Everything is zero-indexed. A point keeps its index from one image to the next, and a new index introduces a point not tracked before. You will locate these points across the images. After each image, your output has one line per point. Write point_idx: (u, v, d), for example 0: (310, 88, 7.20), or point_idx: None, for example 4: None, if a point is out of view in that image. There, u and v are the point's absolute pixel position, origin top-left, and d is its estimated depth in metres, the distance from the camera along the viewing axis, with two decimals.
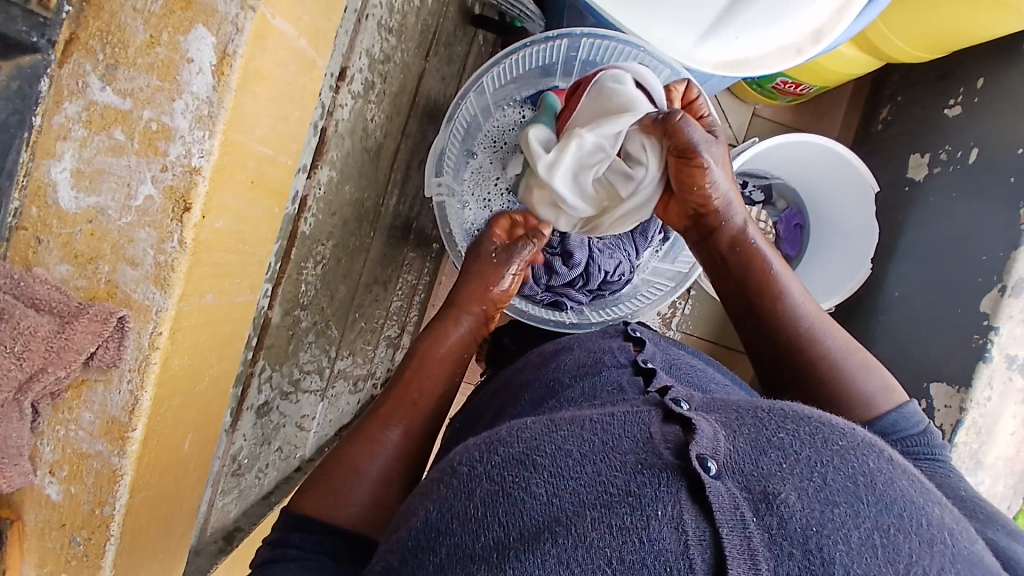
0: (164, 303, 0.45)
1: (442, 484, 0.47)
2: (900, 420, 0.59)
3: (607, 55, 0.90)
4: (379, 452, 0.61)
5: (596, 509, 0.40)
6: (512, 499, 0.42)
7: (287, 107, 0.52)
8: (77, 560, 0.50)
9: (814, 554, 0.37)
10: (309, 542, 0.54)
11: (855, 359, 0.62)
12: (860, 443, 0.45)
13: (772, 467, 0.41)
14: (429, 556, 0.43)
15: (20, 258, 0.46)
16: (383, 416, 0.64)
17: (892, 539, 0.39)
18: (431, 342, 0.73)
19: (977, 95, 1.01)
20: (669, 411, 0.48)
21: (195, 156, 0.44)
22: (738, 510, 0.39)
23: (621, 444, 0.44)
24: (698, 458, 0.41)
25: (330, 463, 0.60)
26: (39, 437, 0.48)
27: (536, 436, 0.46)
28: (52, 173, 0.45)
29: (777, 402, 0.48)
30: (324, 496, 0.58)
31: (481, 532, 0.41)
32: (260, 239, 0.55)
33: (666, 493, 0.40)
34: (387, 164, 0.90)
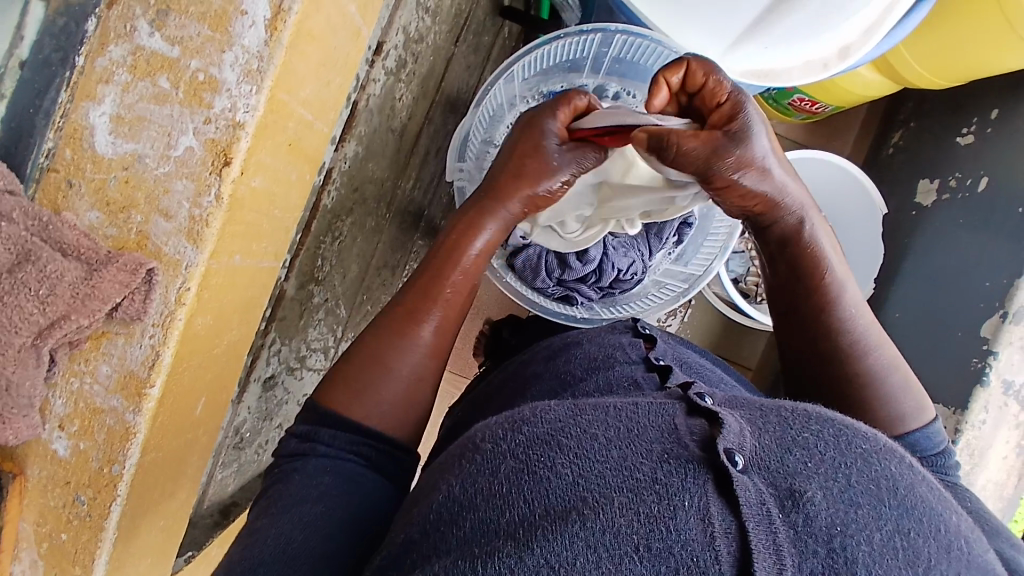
0: (195, 258, 0.44)
1: (465, 460, 0.46)
2: (924, 439, 0.58)
3: (637, 53, 0.90)
4: (410, 350, 0.60)
5: (621, 494, 0.39)
6: (536, 478, 0.41)
7: (329, 73, 0.51)
8: (80, 519, 0.48)
9: (838, 554, 0.36)
10: (340, 442, 0.55)
11: (897, 379, 0.60)
12: (882, 446, 0.44)
13: (797, 466, 0.41)
14: (450, 530, 0.41)
15: (48, 202, 0.45)
16: (413, 309, 0.61)
17: (913, 543, 0.38)
18: (464, 231, 0.65)
19: (991, 125, 1.02)
20: (693, 404, 0.47)
21: (240, 110, 0.43)
22: (765, 506, 0.38)
23: (646, 433, 0.43)
24: (725, 452, 0.40)
25: (358, 358, 0.59)
26: (52, 389, 0.46)
27: (561, 419, 0.45)
28: (90, 117, 0.44)
29: (798, 403, 0.48)
30: (351, 392, 0.57)
31: (505, 509, 0.40)
32: (290, 204, 0.54)
33: (693, 484, 0.39)
34: (409, 146, 0.89)
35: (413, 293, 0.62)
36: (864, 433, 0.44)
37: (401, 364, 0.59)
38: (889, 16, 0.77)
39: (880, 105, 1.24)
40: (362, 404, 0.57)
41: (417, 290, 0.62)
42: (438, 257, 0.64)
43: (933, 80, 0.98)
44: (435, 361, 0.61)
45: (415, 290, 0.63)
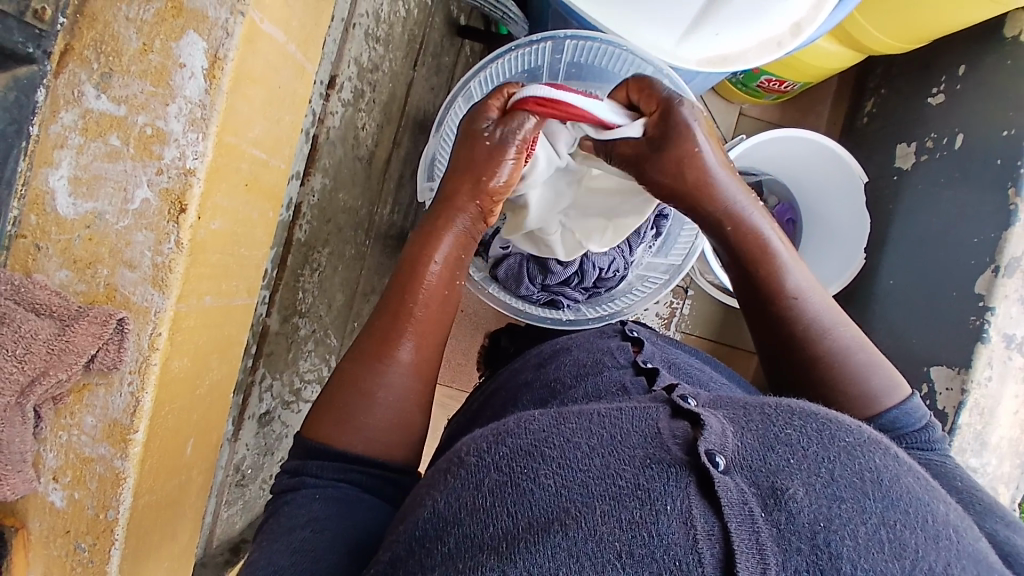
0: (163, 303, 0.46)
1: (450, 476, 0.46)
2: (903, 417, 0.59)
3: (591, 55, 0.91)
4: (391, 372, 0.61)
5: (604, 503, 0.39)
6: (521, 489, 0.41)
7: (278, 111, 0.53)
8: (83, 567, 0.49)
9: (822, 550, 0.37)
10: (329, 472, 0.57)
11: (864, 356, 0.61)
12: (867, 438, 0.44)
13: (780, 463, 0.41)
14: (436, 547, 0.42)
15: (20, 266, 0.47)
16: (389, 334, 0.62)
17: (899, 534, 0.38)
18: (427, 245, 0.67)
19: (959, 82, 1.02)
20: (677, 407, 0.47)
21: (189, 158, 0.45)
22: (747, 505, 0.38)
23: (629, 439, 0.44)
24: (706, 454, 0.41)
25: (339, 387, 0.60)
26: (41, 444, 0.48)
27: (546, 429, 0.45)
28: (50, 181, 0.46)
29: (783, 400, 0.48)
30: (336, 421, 0.58)
31: (489, 522, 0.41)
32: (255, 241, 0.56)
33: (675, 488, 0.40)
34: (380, 172, 0.91)
35: (386, 317, 0.63)
36: (848, 427, 0.44)
37: (381, 389, 0.60)
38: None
39: (849, 76, 1.25)
40: (347, 432, 0.58)
41: (389, 314, 0.63)
42: (406, 278, 0.65)
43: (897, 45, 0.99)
44: (417, 381, 0.62)
45: (386, 316, 0.63)
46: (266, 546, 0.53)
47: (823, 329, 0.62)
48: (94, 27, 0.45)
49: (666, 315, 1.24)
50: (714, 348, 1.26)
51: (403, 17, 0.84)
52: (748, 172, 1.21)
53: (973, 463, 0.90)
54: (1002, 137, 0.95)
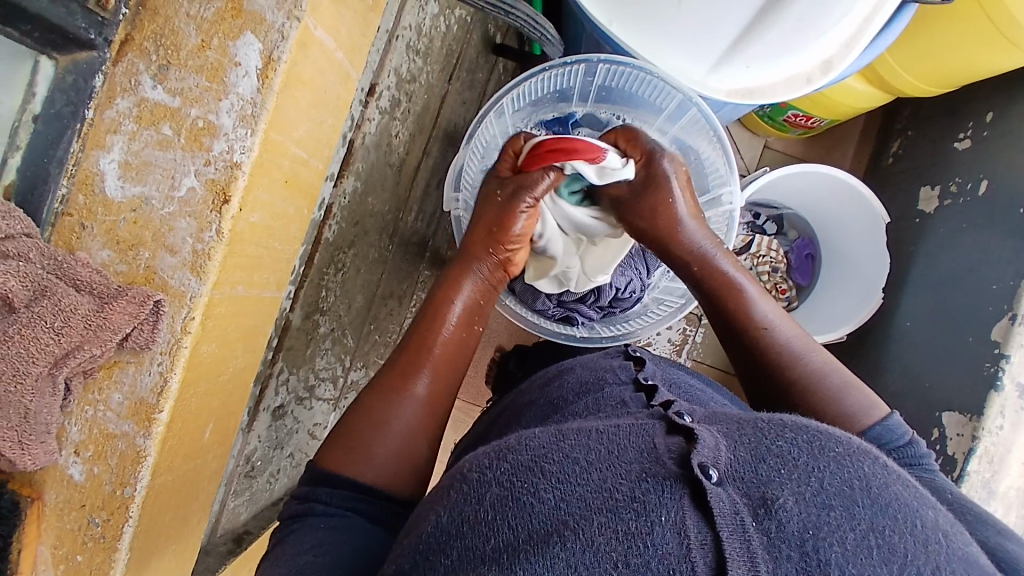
0: (198, 289, 0.48)
1: (453, 490, 0.46)
2: (886, 433, 0.59)
3: (622, 80, 0.93)
4: (404, 404, 0.63)
5: (601, 513, 0.40)
6: (520, 503, 0.42)
7: (321, 114, 0.56)
8: (95, 541, 0.50)
9: (812, 557, 0.37)
10: (336, 500, 0.57)
11: (836, 379, 0.63)
12: (855, 448, 0.44)
13: (770, 474, 0.41)
14: (439, 560, 0.42)
15: (63, 243, 0.49)
16: (406, 366, 0.66)
17: (888, 539, 0.38)
18: (446, 291, 0.72)
19: (987, 128, 1.02)
20: (672, 422, 0.47)
21: (236, 152, 0.47)
22: (739, 515, 0.39)
23: (626, 452, 0.44)
24: (700, 466, 0.41)
25: (352, 418, 0.62)
26: (67, 417, 0.50)
27: (545, 445, 0.46)
28: (100, 164, 0.48)
29: (776, 413, 0.48)
30: (346, 453, 0.59)
31: (490, 535, 0.41)
32: (289, 236, 0.58)
33: (669, 500, 0.40)
34: (408, 179, 0.93)
35: (405, 351, 0.67)
36: (837, 437, 0.45)
37: (393, 419, 0.62)
38: (869, 25, 0.79)
39: (877, 115, 1.26)
40: (355, 463, 0.59)
41: (408, 349, 0.67)
42: (425, 318, 0.70)
43: (923, 88, 0.99)
44: (427, 415, 0.64)
45: (407, 351, 0.67)
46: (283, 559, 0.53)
47: (792, 357, 0.65)
48: (155, 21, 0.48)
49: (678, 342, 1.24)
50: (725, 378, 1.26)
51: (442, 32, 0.86)
52: (767, 206, 1.24)
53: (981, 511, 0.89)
54: None
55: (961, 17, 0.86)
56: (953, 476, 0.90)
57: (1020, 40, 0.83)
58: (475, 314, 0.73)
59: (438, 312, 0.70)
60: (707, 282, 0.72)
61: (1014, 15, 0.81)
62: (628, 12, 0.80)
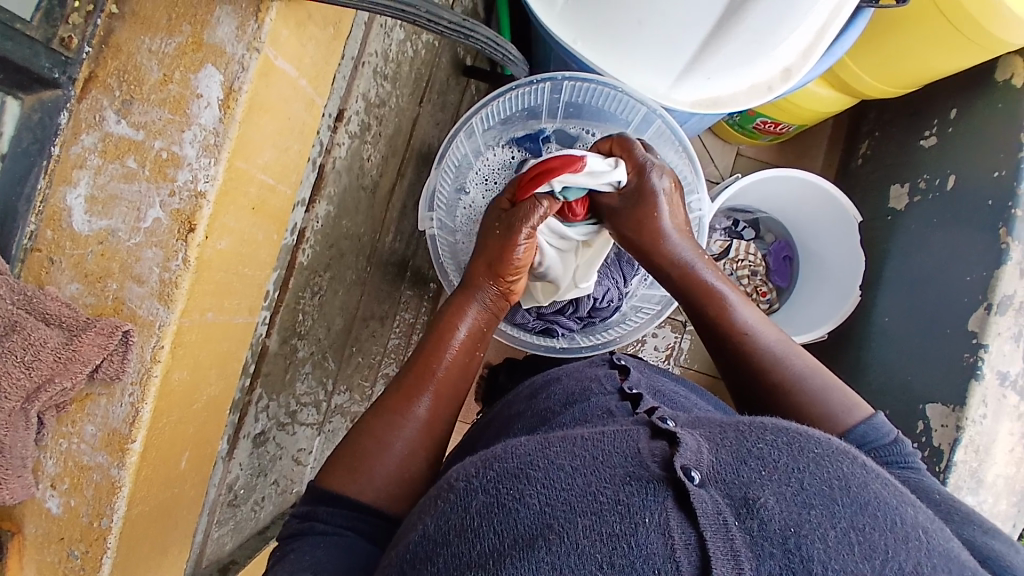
0: (167, 317, 0.48)
1: (440, 500, 0.46)
2: (870, 432, 0.60)
3: (588, 95, 0.95)
4: (407, 426, 0.64)
5: (586, 517, 0.40)
6: (507, 509, 0.42)
7: (287, 140, 0.57)
8: (74, 573, 0.50)
9: (793, 553, 0.38)
10: (338, 518, 0.58)
11: (818, 381, 0.64)
12: (835, 448, 0.45)
13: (752, 475, 0.42)
14: (425, 567, 0.42)
15: (33, 278, 0.49)
16: (409, 388, 0.66)
17: (868, 536, 0.39)
18: (450, 316, 0.72)
19: (952, 125, 1.05)
20: (656, 428, 0.48)
21: (202, 181, 0.48)
22: (721, 515, 0.39)
23: (610, 458, 0.45)
24: (683, 468, 0.42)
25: (357, 435, 0.63)
26: (42, 451, 0.50)
27: (530, 453, 0.46)
28: (67, 199, 0.49)
29: (757, 416, 0.49)
30: (349, 471, 0.60)
31: (476, 542, 0.41)
32: (260, 262, 0.59)
33: (653, 502, 0.40)
34: (383, 201, 0.95)
35: (409, 372, 0.67)
36: (817, 438, 0.46)
37: (395, 439, 0.62)
38: (824, 36, 0.82)
39: (844, 118, 1.29)
40: (356, 483, 0.59)
41: (413, 371, 0.67)
42: (430, 341, 0.70)
43: (887, 90, 1.02)
44: (428, 438, 0.64)
45: (412, 371, 0.67)
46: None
47: (777, 359, 0.66)
48: (118, 57, 0.49)
49: (663, 349, 1.25)
50: (711, 383, 1.27)
51: (410, 56, 0.88)
52: (743, 211, 1.27)
53: (969, 501, 0.90)
54: (993, 177, 0.98)
55: (920, 19, 0.89)
56: (940, 468, 0.91)
57: (996, 47, 0.86)
58: (476, 339, 0.73)
59: (442, 337, 0.70)
60: (692, 291, 0.73)
61: (988, 28, 0.84)
62: (591, 30, 0.83)
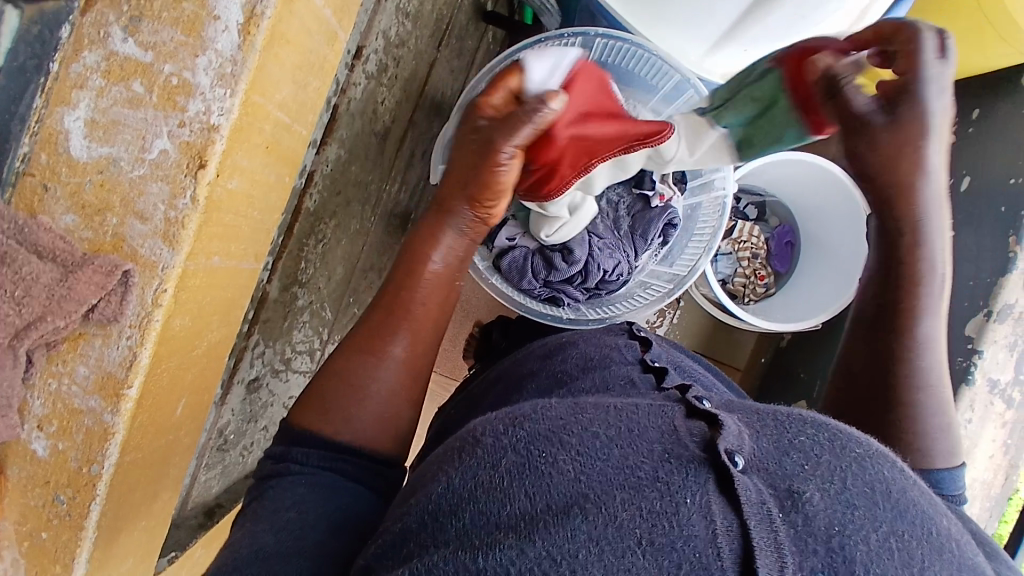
0: (171, 260, 0.45)
1: (464, 454, 0.43)
2: (948, 481, 0.58)
3: (619, 56, 0.90)
4: (383, 367, 0.59)
5: (623, 490, 0.36)
6: (538, 473, 0.38)
7: (306, 76, 0.52)
8: (61, 518, 0.49)
9: (837, 552, 0.34)
10: (314, 459, 0.55)
11: (941, 421, 0.59)
12: (875, 450, 0.41)
13: (794, 467, 0.38)
14: (450, 522, 0.39)
15: (24, 206, 0.45)
16: (380, 329, 0.60)
17: (907, 544, 0.35)
18: (422, 244, 0.65)
19: (972, 125, 1.01)
20: (693, 407, 0.44)
21: (215, 114, 0.44)
22: (765, 505, 0.35)
23: (647, 433, 0.41)
24: (726, 452, 0.38)
25: (333, 381, 0.58)
26: (30, 390, 0.47)
27: (563, 417, 0.42)
28: (65, 121, 0.45)
29: (792, 406, 0.45)
30: (321, 415, 0.56)
31: (507, 501, 0.38)
32: (269, 205, 0.55)
33: (693, 483, 0.36)
34: (393, 148, 0.90)
35: (382, 308, 0.62)
36: (858, 437, 0.42)
37: (370, 383, 0.58)
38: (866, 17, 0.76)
39: None
40: (330, 427, 0.56)
41: (385, 307, 0.62)
42: (402, 275, 0.64)
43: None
44: (406, 380, 0.60)
45: (380, 309, 0.62)
46: (252, 526, 0.51)
47: (920, 382, 0.59)
48: None
49: (655, 322, 1.25)
50: None
51: None
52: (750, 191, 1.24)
53: None
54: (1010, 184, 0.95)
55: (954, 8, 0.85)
56: None
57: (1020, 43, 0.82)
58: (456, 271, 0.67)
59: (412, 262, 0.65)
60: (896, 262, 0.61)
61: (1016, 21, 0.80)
62: None
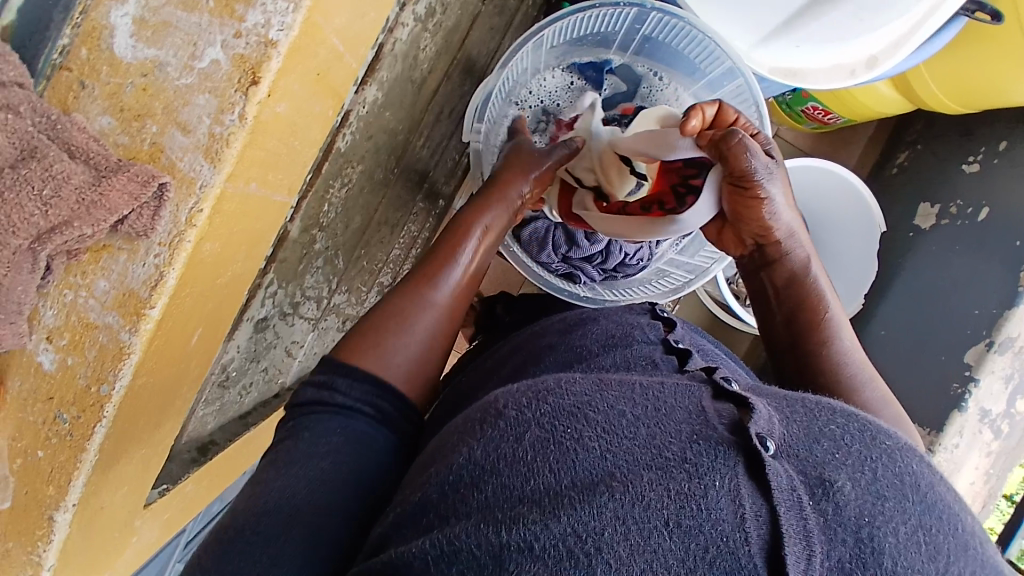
0: (211, 178, 0.42)
1: (486, 425, 0.42)
2: None
3: (671, 32, 0.86)
4: (428, 309, 0.60)
5: (651, 470, 0.35)
6: (563, 448, 0.37)
7: (365, 7, 0.49)
8: (61, 437, 0.47)
9: (865, 544, 0.33)
10: (357, 392, 0.54)
11: (890, 413, 0.55)
12: (904, 444, 0.40)
13: (825, 455, 0.37)
14: (471, 494, 0.38)
15: (57, 101, 0.43)
16: (428, 274, 0.63)
17: (934, 538, 0.35)
18: (473, 212, 0.69)
19: (997, 156, 0.98)
20: (719, 389, 0.43)
21: (274, 28, 0.41)
22: (795, 493, 0.34)
23: (674, 413, 0.40)
24: (757, 436, 0.37)
25: (379, 313, 0.59)
26: (42, 298, 0.45)
27: (588, 393, 0.41)
28: (111, 16, 0.42)
29: (822, 396, 0.44)
30: (368, 342, 0.57)
31: (531, 475, 0.37)
32: (309, 138, 0.52)
33: (722, 466, 0.35)
34: (426, 99, 0.86)
35: (432, 261, 0.64)
36: (887, 430, 0.41)
37: (417, 322, 0.59)
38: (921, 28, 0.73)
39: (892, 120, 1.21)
40: (379, 359, 0.56)
41: (435, 256, 0.64)
42: (452, 234, 0.67)
43: (948, 105, 0.96)
44: (446, 324, 0.61)
45: (429, 259, 0.64)
46: (276, 473, 0.48)
47: (853, 383, 0.58)
48: None
49: None
50: None
51: None
52: None
53: None
54: None
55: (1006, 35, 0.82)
56: None
57: None
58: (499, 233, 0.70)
59: (460, 231, 0.67)
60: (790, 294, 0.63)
61: None
62: None
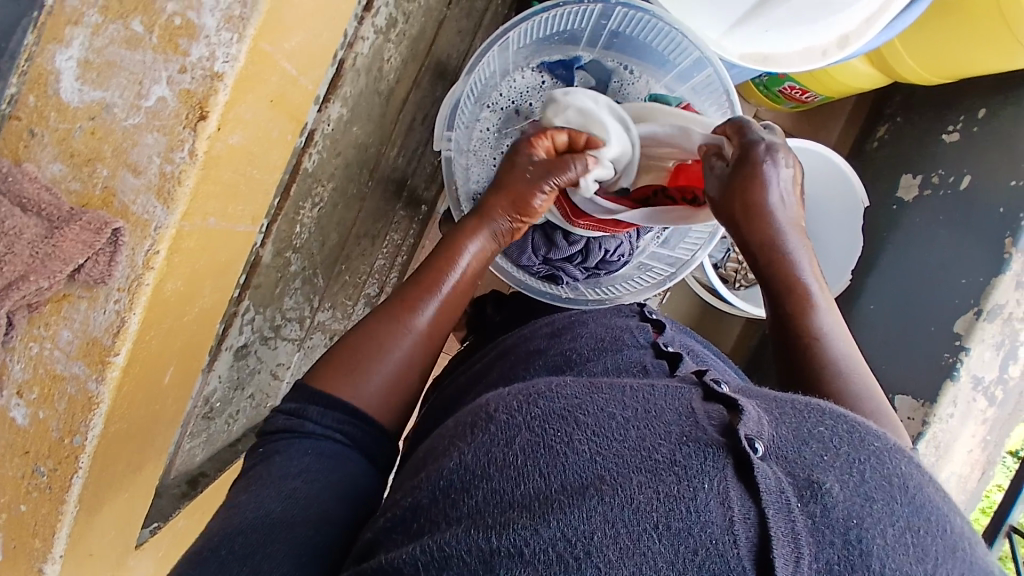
0: (165, 219, 0.41)
1: (476, 430, 0.41)
2: None
3: (637, 26, 0.85)
4: (405, 337, 0.59)
5: (640, 473, 0.35)
6: (554, 452, 0.37)
7: (319, 25, 0.48)
8: (39, 491, 0.46)
9: (854, 546, 0.33)
10: (328, 419, 0.53)
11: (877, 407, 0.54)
12: (892, 444, 0.40)
13: (814, 457, 0.37)
14: (461, 498, 0.37)
15: (10, 151, 0.42)
16: (410, 299, 0.61)
17: (921, 540, 0.34)
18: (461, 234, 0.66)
19: (977, 124, 0.97)
20: (710, 390, 0.42)
21: (219, 59, 0.40)
22: (784, 494, 0.34)
23: (664, 414, 0.39)
24: (747, 438, 0.36)
25: (357, 337, 0.58)
26: (10, 352, 0.44)
27: (579, 396, 0.41)
28: (56, 60, 0.41)
29: (809, 396, 0.44)
30: (344, 369, 0.56)
31: (520, 480, 0.36)
32: (271, 164, 0.51)
33: (712, 468, 0.35)
34: (396, 109, 0.85)
35: (420, 284, 0.62)
36: (876, 431, 0.40)
37: (395, 349, 0.58)
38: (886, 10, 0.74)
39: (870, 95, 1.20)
40: (354, 385, 0.55)
41: (418, 283, 0.62)
42: (439, 256, 0.65)
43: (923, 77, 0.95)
44: (424, 351, 0.60)
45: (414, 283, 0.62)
46: (254, 491, 0.47)
47: (844, 374, 0.57)
48: None
49: None
50: None
51: None
52: None
53: None
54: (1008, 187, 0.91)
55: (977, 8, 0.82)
56: None
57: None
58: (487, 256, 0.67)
59: (453, 252, 0.65)
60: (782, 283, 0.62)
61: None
62: None
